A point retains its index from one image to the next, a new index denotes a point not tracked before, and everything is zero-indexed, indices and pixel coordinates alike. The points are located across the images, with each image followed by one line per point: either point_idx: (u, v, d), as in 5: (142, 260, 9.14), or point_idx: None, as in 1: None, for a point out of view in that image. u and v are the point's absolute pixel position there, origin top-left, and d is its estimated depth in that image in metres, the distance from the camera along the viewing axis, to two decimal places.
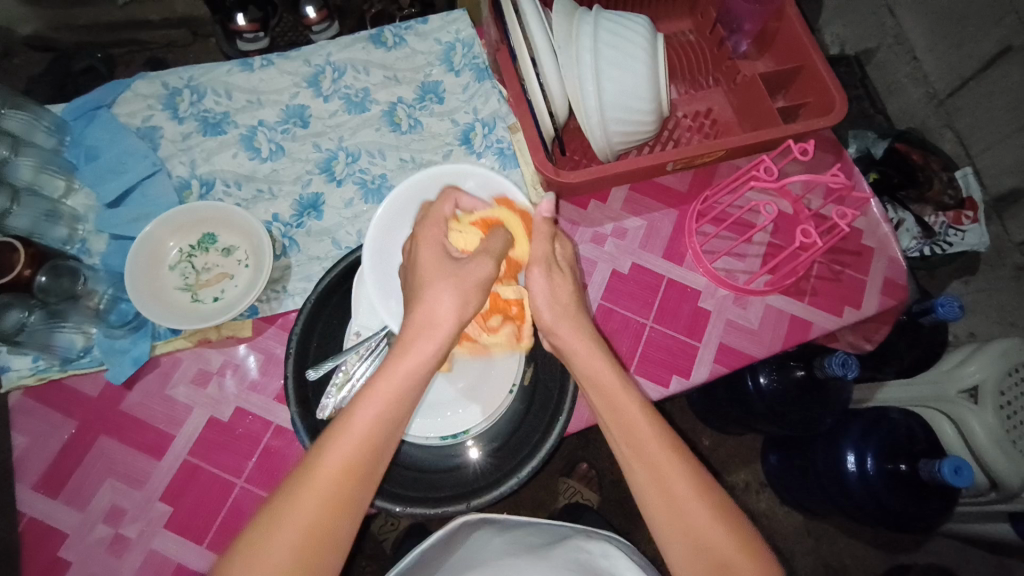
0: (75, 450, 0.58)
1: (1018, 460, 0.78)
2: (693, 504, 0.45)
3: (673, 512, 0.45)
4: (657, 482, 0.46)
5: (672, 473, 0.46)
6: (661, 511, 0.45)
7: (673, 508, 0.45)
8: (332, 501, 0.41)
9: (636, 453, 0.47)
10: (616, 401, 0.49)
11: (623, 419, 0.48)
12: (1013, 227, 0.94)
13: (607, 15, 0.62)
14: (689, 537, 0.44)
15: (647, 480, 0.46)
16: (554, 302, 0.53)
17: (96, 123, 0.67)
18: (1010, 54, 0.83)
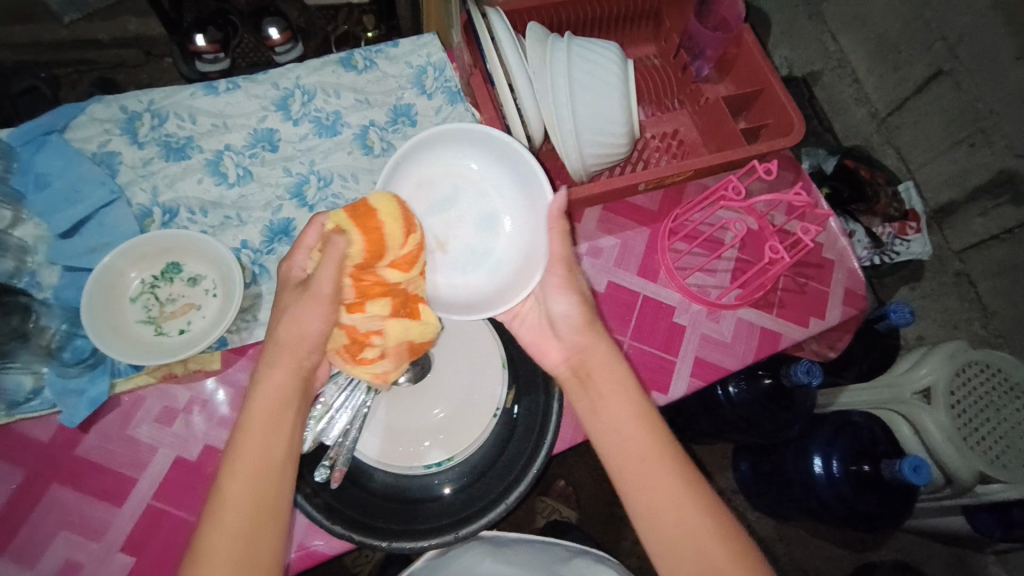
0: (25, 502, 0.54)
1: (971, 456, 0.82)
2: (705, 523, 0.46)
3: (688, 535, 0.45)
4: (670, 506, 0.46)
5: (683, 499, 0.46)
6: (672, 536, 0.45)
7: (684, 532, 0.45)
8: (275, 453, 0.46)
9: (642, 477, 0.47)
10: (623, 427, 0.49)
11: (636, 442, 0.49)
12: (951, 236, 1.00)
13: (580, 40, 0.63)
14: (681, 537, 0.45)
15: (648, 507, 0.47)
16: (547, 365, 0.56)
17: (47, 149, 0.63)
18: (941, 77, 0.89)
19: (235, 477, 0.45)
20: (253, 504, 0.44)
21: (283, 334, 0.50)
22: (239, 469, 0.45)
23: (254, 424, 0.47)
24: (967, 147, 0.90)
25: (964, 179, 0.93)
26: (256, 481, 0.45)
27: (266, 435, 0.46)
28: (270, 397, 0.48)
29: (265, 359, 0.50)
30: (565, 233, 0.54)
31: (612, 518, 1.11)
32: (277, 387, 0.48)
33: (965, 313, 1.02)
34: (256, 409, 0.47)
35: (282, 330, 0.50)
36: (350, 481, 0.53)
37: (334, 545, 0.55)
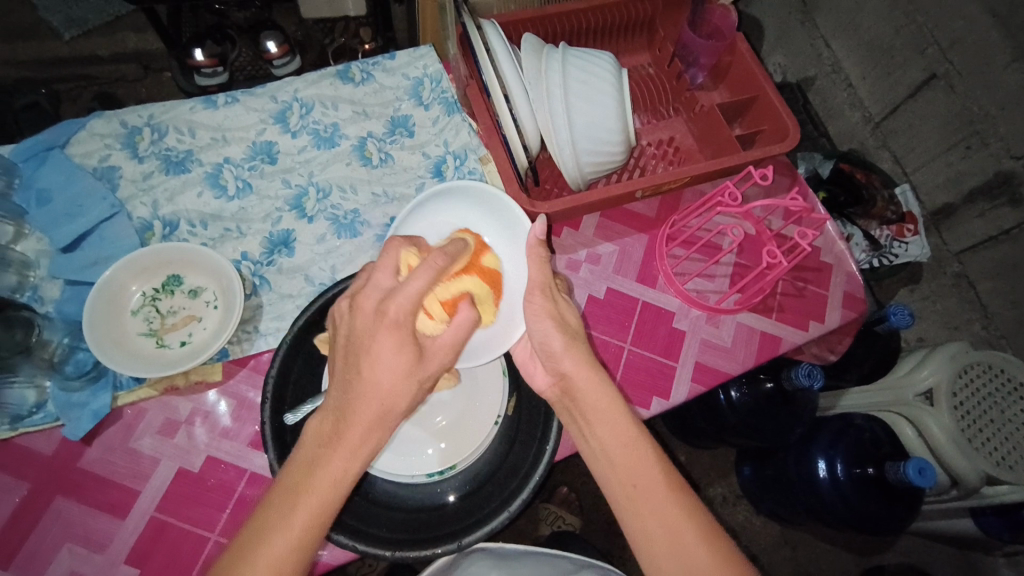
0: (28, 515, 0.54)
1: (975, 458, 0.81)
2: (704, 550, 0.44)
3: (686, 564, 0.44)
4: (662, 526, 0.45)
5: (674, 518, 0.45)
6: (669, 564, 0.44)
7: (681, 560, 0.44)
8: (328, 498, 0.42)
9: (636, 503, 0.46)
10: (615, 453, 0.48)
11: (630, 466, 0.47)
12: (949, 239, 1.00)
13: (574, 51, 0.64)
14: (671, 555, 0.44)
15: (643, 536, 0.46)
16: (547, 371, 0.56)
17: (49, 165, 0.64)
18: (934, 81, 0.90)
19: (283, 529, 0.40)
20: (287, 563, 0.40)
21: (360, 376, 0.45)
22: (291, 523, 0.40)
23: (322, 479, 0.42)
24: (963, 150, 0.90)
25: (960, 182, 0.93)
26: (300, 546, 0.40)
27: (327, 497, 0.41)
28: (348, 454, 0.43)
29: (352, 402, 0.44)
30: (544, 259, 0.55)
31: (616, 525, 1.10)
32: (352, 445, 0.43)
33: (965, 314, 1.02)
34: (327, 463, 0.42)
35: (371, 374, 0.44)
36: (351, 490, 0.53)
37: (338, 555, 0.55)
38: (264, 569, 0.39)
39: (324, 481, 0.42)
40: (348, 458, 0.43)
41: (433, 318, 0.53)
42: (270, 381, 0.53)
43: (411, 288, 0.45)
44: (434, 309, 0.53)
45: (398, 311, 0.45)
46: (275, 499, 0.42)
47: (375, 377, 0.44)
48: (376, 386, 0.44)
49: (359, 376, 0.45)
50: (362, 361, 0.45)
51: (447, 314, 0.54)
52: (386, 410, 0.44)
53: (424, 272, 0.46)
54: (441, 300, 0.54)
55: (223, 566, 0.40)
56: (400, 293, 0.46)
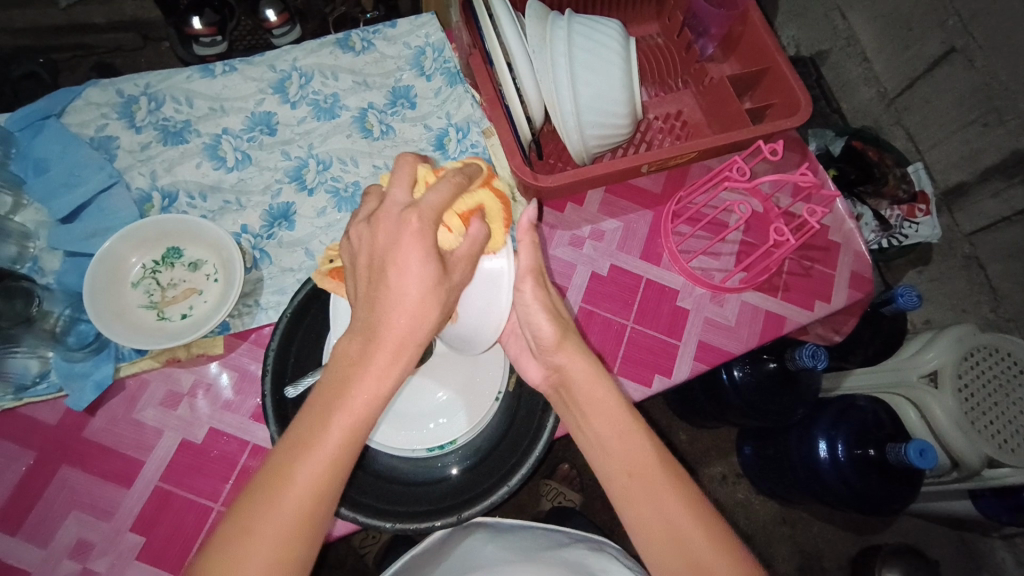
0: (34, 484, 0.55)
1: (976, 440, 0.81)
2: (702, 540, 0.43)
3: (688, 556, 0.43)
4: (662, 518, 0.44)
5: (673, 508, 0.45)
6: (661, 549, 0.44)
7: (685, 551, 0.43)
8: (356, 424, 0.39)
9: (635, 491, 0.46)
10: (612, 444, 0.48)
11: (630, 456, 0.47)
12: (961, 219, 0.98)
13: (581, 19, 0.62)
14: (670, 548, 0.43)
15: (637, 517, 0.45)
16: (536, 363, 0.55)
17: (45, 134, 0.63)
18: (953, 55, 0.87)
19: (315, 451, 0.38)
20: (316, 491, 0.37)
21: (381, 287, 0.42)
22: (325, 441, 0.38)
23: (353, 402, 0.39)
24: (979, 128, 0.88)
25: (976, 160, 0.91)
26: (334, 467, 0.38)
27: (358, 422, 0.39)
28: (378, 373, 0.40)
29: (379, 318, 0.41)
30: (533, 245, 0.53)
31: None
32: (380, 368, 0.40)
33: (974, 296, 1.00)
34: (359, 384, 0.39)
35: (394, 286, 0.41)
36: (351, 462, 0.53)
37: (340, 527, 0.55)
38: (298, 488, 0.37)
39: (349, 407, 0.39)
40: (374, 382, 0.40)
41: (449, 231, 0.46)
42: (272, 354, 0.53)
43: (432, 195, 0.43)
44: (450, 221, 0.46)
45: (420, 218, 0.42)
46: (295, 432, 0.38)
47: (397, 285, 0.41)
48: (397, 297, 0.41)
49: (388, 289, 0.41)
50: (385, 270, 0.42)
51: (463, 227, 0.47)
52: (409, 331, 0.41)
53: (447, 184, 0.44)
54: (459, 213, 0.47)
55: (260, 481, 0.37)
56: (423, 202, 0.43)
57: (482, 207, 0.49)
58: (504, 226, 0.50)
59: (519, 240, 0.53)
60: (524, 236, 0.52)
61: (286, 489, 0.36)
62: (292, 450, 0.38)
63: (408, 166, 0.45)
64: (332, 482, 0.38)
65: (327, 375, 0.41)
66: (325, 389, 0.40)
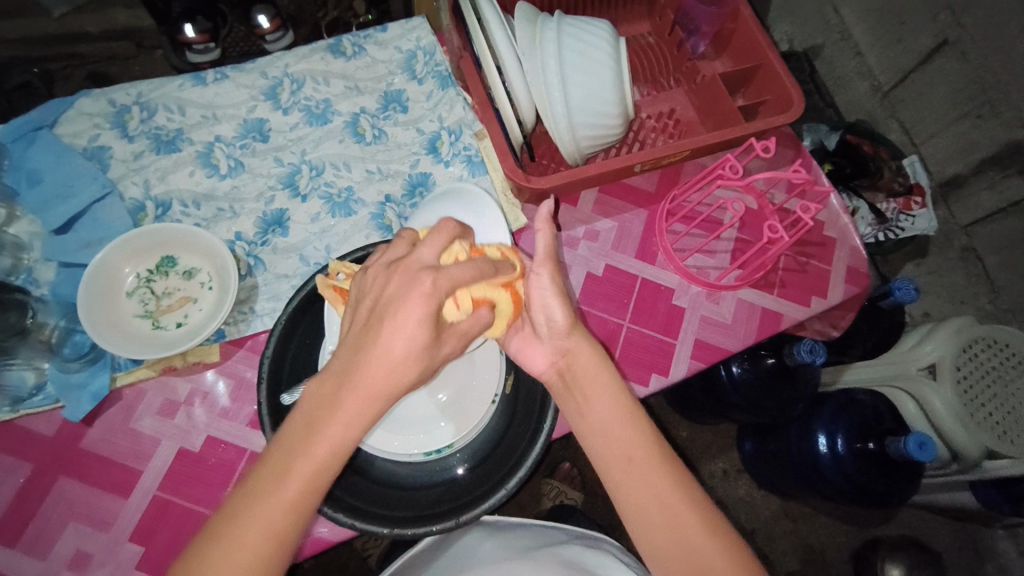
0: (33, 495, 0.55)
1: (976, 432, 0.81)
2: (698, 525, 0.45)
3: (678, 538, 0.45)
4: (660, 505, 0.46)
5: (671, 496, 0.46)
6: (660, 534, 0.45)
7: (678, 537, 0.45)
8: (319, 474, 0.39)
9: (631, 477, 0.47)
10: (612, 429, 0.49)
11: (626, 443, 0.48)
12: (958, 211, 0.98)
13: (571, 19, 0.62)
14: (669, 533, 0.45)
15: (637, 505, 0.46)
16: (541, 355, 0.54)
17: (38, 145, 0.63)
18: (946, 47, 0.86)
19: (273, 497, 0.38)
20: (272, 536, 0.38)
21: (367, 338, 0.41)
22: (284, 491, 0.38)
23: (315, 450, 0.39)
24: (973, 120, 0.88)
25: (971, 152, 0.91)
26: (291, 517, 0.39)
27: (320, 475, 0.39)
28: (345, 424, 0.39)
29: (355, 368, 0.40)
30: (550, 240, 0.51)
31: None
32: (347, 419, 0.39)
33: (972, 288, 1.00)
34: (325, 433, 0.39)
35: (382, 344, 0.40)
36: (350, 468, 0.53)
37: (338, 532, 0.55)
38: (250, 536, 0.38)
39: (312, 458, 0.39)
40: (342, 434, 0.39)
41: (457, 307, 0.44)
42: (269, 359, 0.53)
43: (456, 267, 0.43)
44: (462, 299, 0.44)
45: (435, 282, 0.41)
46: (263, 471, 0.39)
47: (382, 339, 0.40)
48: (382, 353, 0.40)
49: (376, 343, 0.40)
50: (378, 323, 0.41)
51: (472, 308, 0.45)
52: (381, 385, 0.40)
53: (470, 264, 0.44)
54: (472, 294, 0.45)
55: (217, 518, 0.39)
56: (445, 271, 0.42)
57: (494, 298, 0.46)
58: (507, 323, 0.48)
59: (536, 230, 0.51)
60: (542, 227, 0.50)
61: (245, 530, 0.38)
62: (255, 490, 0.39)
63: (444, 232, 0.45)
64: (288, 530, 0.39)
65: (298, 415, 0.41)
66: (294, 431, 0.40)
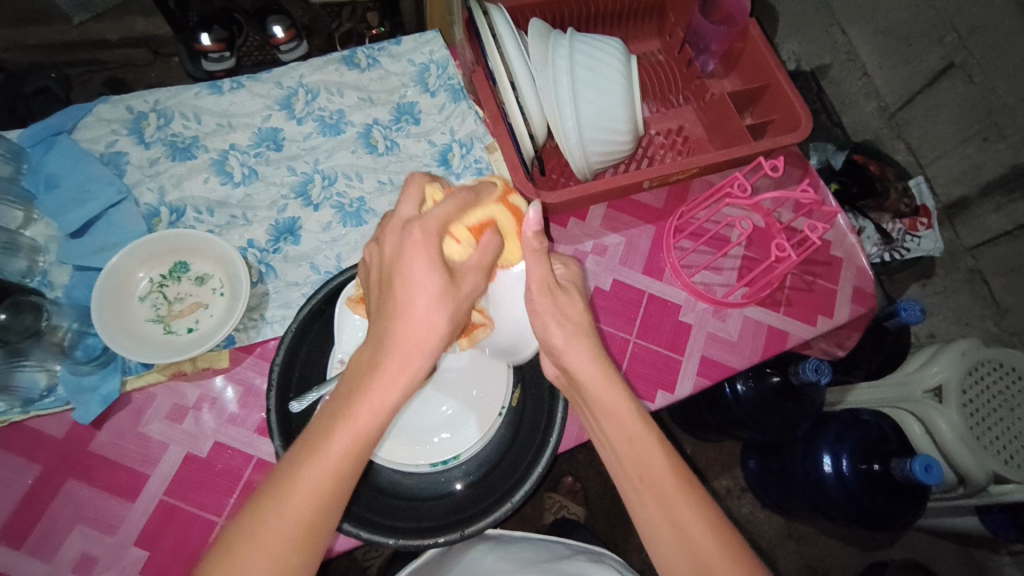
0: (41, 497, 0.55)
1: (982, 456, 0.80)
2: (715, 546, 0.44)
3: (694, 555, 0.44)
4: (673, 526, 0.45)
5: (687, 516, 0.45)
6: (675, 552, 0.45)
7: (695, 557, 0.44)
8: (365, 421, 0.41)
9: (645, 493, 0.47)
10: (628, 443, 0.48)
11: (639, 460, 0.47)
12: (964, 233, 0.98)
13: (582, 37, 0.63)
14: (685, 553, 0.45)
15: (653, 520, 0.46)
16: (549, 368, 0.54)
17: (56, 150, 0.64)
18: (952, 70, 0.87)
19: (318, 463, 0.39)
20: (328, 484, 0.39)
21: (395, 296, 0.43)
22: (332, 439, 0.40)
23: (362, 398, 0.41)
24: (979, 142, 0.88)
25: (976, 174, 0.92)
26: (343, 465, 0.40)
27: (366, 421, 0.41)
28: (387, 374, 0.42)
29: (391, 324, 0.43)
30: (540, 252, 0.50)
31: (620, 515, 1.11)
32: (389, 367, 0.42)
33: (978, 310, 1.01)
34: (365, 399, 0.41)
35: (409, 297, 0.43)
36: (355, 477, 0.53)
37: (342, 541, 0.55)
38: (306, 486, 0.39)
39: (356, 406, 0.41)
40: (383, 381, 0.42)
41: (458, 242, 0.47)
42: (277, 369, 0.53)
43: (437, 211, 0.46)
44: (459, 234, 0.47)
45: (428, 228, 0.44)
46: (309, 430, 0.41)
47: (408, 291, 0.43)
48: (411, 304, 0.43)
49: (400, 305, 0.43)
50: (397, 276, 0.44)
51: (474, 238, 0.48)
52: (420, 334, 0.43)
53: (452, 201, 0.47)
54: (467, 226, 0.48)
55: (261, 492, 0.40)
56: (429, 214, 0.45)
57: (494, 219, 0.50)
58: (517, 238, 0.52)
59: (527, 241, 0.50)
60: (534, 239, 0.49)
61: (299, 483, 0.39)
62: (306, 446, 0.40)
63: (417, 185, 0.48)
64: (341, 479, 0.40)
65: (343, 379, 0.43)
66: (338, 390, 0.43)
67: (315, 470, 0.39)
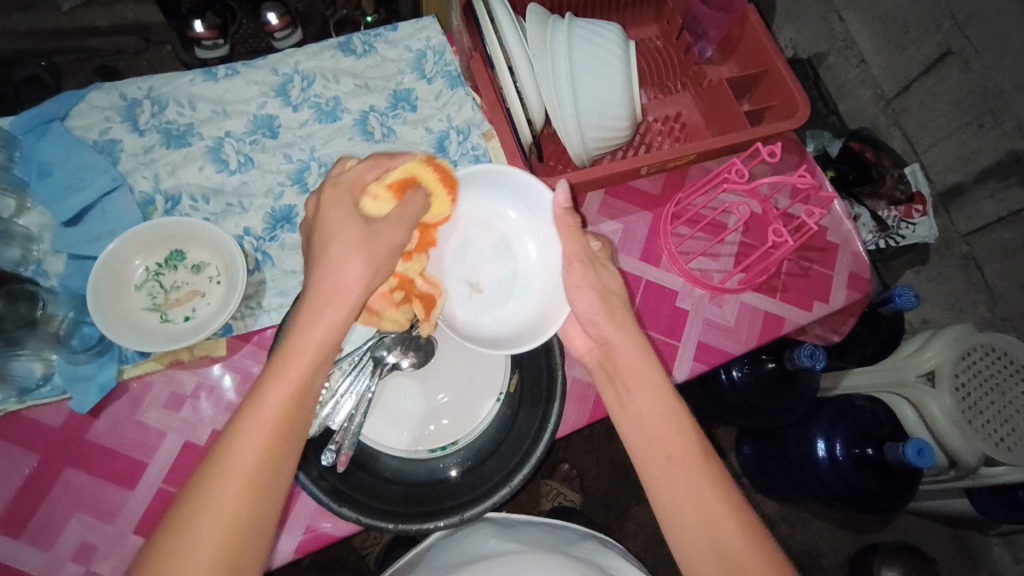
0: (39, 486, 0.55)
1: (974, 439, 0.81)
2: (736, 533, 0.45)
3: (716, 540, 0.45)
4: (696, 509, 0.46)
5: (708, 501, 0.46)
6: (698, 536, 0.46)
7: (715, 542, 0.45)
8: (305, 362, 0.44)
9: (669, 479, 0.47)
10: (654, 431, 0.49)
11: (661, 443, 0.48)
12: (958, 219, 0.99)
13: (581, 22, 0.62)
14: (706, 538, 0.45)
15: (675, 506, 0.47)
16: None
17: (48, 137, 0.63)
18: (949, 57, 0.87)
19: (265, 402, 0.42)
20: (274, 422, 0.42)
21: (320, 255, 0.48)
22: (277, 384, 0.43)
23: (297, 342, 0.45)
24: (976, 128, 0.88)
25: (972, 161, 0.92)
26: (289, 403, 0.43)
27: (303, 359, 0.44)
28: (319, 319, 0.46)
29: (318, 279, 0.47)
30: (574, 227, 0.56)
31: (616, 501, 1.12)
32: (320, 312, 0.46)
33: (971, 296, 1.01)
34: (294, 353, 0.44)
35: (331, 251, 0.48)
36: (353, 464, 0.53)
37: (342, 528, 0.56)
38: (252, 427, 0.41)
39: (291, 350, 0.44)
40: (315, 324, 0.45)
41: (377, 200, 0.51)
42: None
43: (352, 172, 0.51)
44: (378, 193, 0.51)
45: (341, 192, 0.50)
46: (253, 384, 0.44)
47: (329, 247, 0.48)
48: (332, 256, 0.47)
49: (326, 267, 0.47)
50: (321, 238, 0.48)
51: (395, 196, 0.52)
52: (346, 279, 0.47)
53: (369, 163, 0.52)
54: (386, 186, 0.52)
55: (204, 464, 0.41)
56: (341, 179, 0.51)
57: (416, 177, 0.54)
58: (443, 192, 0.55)
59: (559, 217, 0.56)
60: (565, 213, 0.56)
61: (247, 427, 0.41)
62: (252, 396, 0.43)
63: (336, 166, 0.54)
64: (288, 416, 0.43)
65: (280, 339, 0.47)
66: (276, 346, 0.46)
67: (253, 424, 0.41)
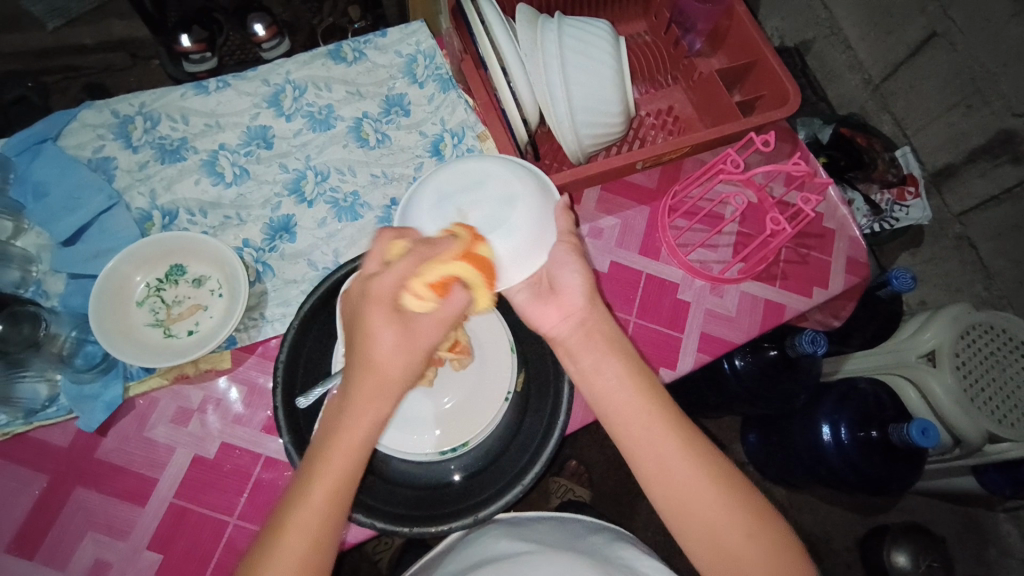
0: (50, 506, 0.55)
1: (976, 416, 0.82)
2: (724, 511, 0.48)
3: (704, 521, 0.48)
4: (683, 494, 0.48)
5: (695, 485, 0.48)
6: (687, 519, 0.48)
7: (704, 523, 0.48)
8: (346, 472, 0.44)
9: (652, 467, 0.49)
10: (636, 424, 0.50)
11: (643, 433, 0.49)
12: (950, 200, 0.99)
13: (570, 20, 0.63)
14: (696, 520, 0.48)
15: (664, 493, 0.49)
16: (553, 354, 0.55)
17: (43, 157, 0.63)
18: (935, 39, 0.88)
19: (305, 512, 0.43)
20: (315, 534, 0.43)
21: (361, 355, 0.46)
22: (317, 494, 0.44)
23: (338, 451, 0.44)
24: (964, 109, 0.89)
25: (960, 142, 0.93)
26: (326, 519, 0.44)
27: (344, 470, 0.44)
28: (359, 425, 0.45)
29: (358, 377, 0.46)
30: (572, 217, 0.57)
31: (625, 495, 1.12)
32: (362, 419, 0.45)
33: (968, 276, 1.02)
34: (334, 458, 0.44)
35: (372, 354, 0.45)
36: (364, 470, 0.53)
37: (356, 534, 0.56)
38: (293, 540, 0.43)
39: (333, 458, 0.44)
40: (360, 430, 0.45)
41: (421, 297, 0.46)
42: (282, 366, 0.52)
43: (396, 266, 0.46)
44: (422, 291, 0.46)
45: (384, 287, 0.45)
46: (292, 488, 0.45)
47: (370, 348, 0.45)
48: (375, 358, 0.45)
49: (364, 368, 0.45)
50: (362, 337, 0.46)
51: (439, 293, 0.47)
52: (389, 378, 0.46)
53: (412, 257, 0.46)
54: (428, 281, 0.46)
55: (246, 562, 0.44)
56: (385, 273, 0.46)
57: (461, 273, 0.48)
58: (486, 290, 0.50)
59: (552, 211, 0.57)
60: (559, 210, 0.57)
61: (287, 540, 0.43)
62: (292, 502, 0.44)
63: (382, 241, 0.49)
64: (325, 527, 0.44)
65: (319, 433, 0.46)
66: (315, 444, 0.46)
67: (295, 531, 0.43)
